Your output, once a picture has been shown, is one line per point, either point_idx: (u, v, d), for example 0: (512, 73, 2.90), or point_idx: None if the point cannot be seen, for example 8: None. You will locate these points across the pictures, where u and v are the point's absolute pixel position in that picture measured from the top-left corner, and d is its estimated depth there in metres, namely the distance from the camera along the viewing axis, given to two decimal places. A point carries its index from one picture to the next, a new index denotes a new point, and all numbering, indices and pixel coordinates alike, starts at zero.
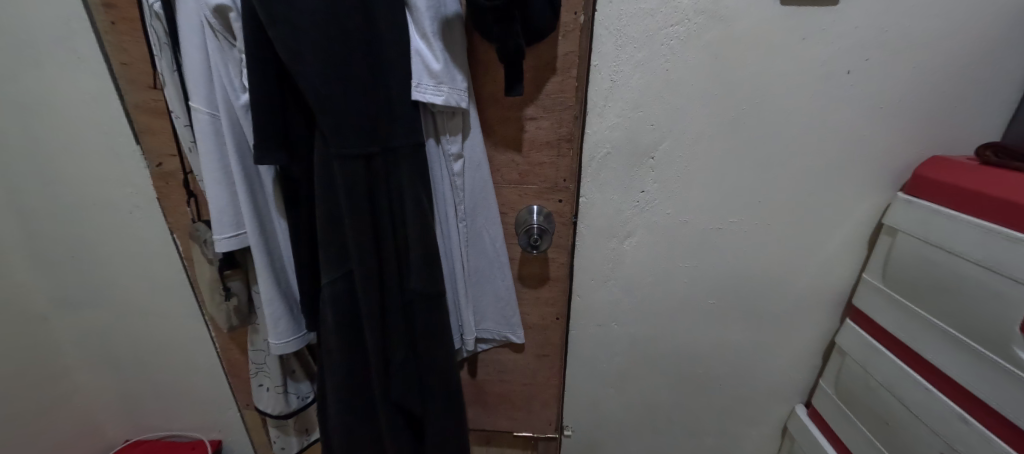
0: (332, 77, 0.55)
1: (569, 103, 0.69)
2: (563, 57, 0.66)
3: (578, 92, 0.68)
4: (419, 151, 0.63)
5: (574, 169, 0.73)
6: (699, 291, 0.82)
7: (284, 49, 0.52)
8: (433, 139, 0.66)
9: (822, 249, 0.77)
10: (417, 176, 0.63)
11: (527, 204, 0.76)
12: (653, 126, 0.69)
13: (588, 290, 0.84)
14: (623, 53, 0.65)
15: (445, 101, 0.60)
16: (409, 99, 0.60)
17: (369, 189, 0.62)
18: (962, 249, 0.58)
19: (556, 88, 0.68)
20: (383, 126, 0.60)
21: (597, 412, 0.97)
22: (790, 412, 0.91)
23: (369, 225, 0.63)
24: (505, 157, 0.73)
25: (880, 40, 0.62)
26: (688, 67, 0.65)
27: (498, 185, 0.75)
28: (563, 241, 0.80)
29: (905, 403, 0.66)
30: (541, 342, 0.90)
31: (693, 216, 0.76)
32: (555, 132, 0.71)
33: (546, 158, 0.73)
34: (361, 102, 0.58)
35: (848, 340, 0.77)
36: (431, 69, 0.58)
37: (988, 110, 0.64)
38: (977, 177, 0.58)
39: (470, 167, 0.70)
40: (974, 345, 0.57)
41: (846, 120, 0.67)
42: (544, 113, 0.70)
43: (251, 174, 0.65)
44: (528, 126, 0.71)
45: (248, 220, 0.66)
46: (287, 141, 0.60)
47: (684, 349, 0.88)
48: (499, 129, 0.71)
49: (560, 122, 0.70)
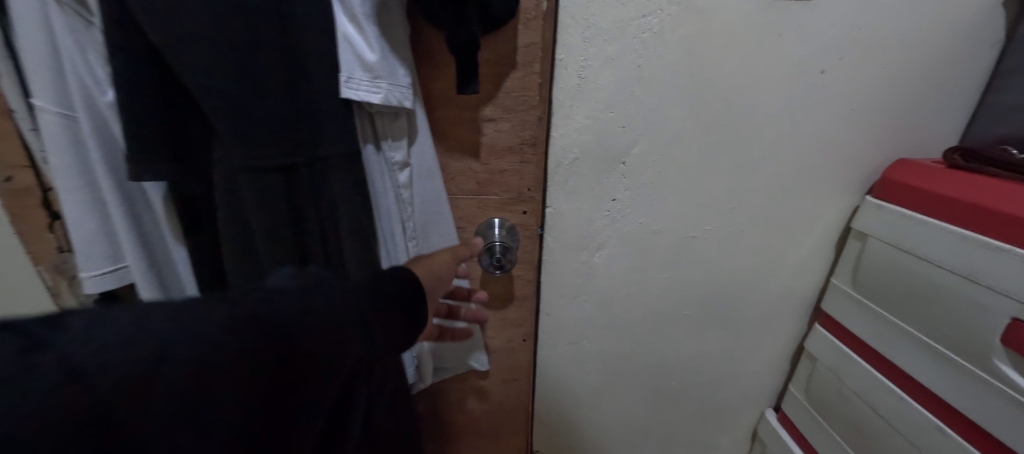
0: (231, 68, 0.42)
1: (532, 102, 0.60)
2: (525, 48, 0.57)
3: (542, 88, 0.59)
4: (351, 163, 0.50)
5: (540, 176, 0.65)
6: (673, 303, 0.78)
7: (157, 31, 0.40)
8: (373, 145, 0.55)
9: (793, 255, 0.74)
10: (353, 194, 0.51)
11: (489, 217, 0.68)
12: (626, 128, 0.62)
13: (557, 308, 0.77)
14: (592, 46, 0.57)
15: (384, 100, 0.48)
16: (338, 97, 0.48)
17: (289, 209, 0.49)
18: (938, 256, 0.57)
19: (518, 84, 0.59)
20: (308, 129, 0.48)
21: (568, 433, 0.91)
22: (761, 416, 0.90)
23: (291, 254, 0.51)
24: (460, 164, 0.64)
25: (854, 40, 0.59)
26: (663, 64, 0.59)
27: (453, 196, 0.66)
28: (529, 256, 0.72)
29: (880, 412, 0.65)
30: (509, 366, 0.82)
31: (667, 225, 0.70)
32: (518, 136, 0.62)
33: (508, 164, 0.64)
34: (272, 99, 0.45)
35: (820, 346, 0.76)
36: (365, 60, 0.46)
37: (949, 113, 0.64)
38: (948, 181, 0.57)
39: (419, 176, 0.59)
40: (952, 355, 0.55)
41: (820, 123, 0.64)
42: (504, 114, 0.61)
43: (131, 191, 0.51)
44: (486, 129, 0.61)
45: (129, 250, 0.52)
46: (179, 151, 0.47)
47: (657, 362, 0.84)
48: (452, 133, 0.61)
49: (522, 124, 0.61)
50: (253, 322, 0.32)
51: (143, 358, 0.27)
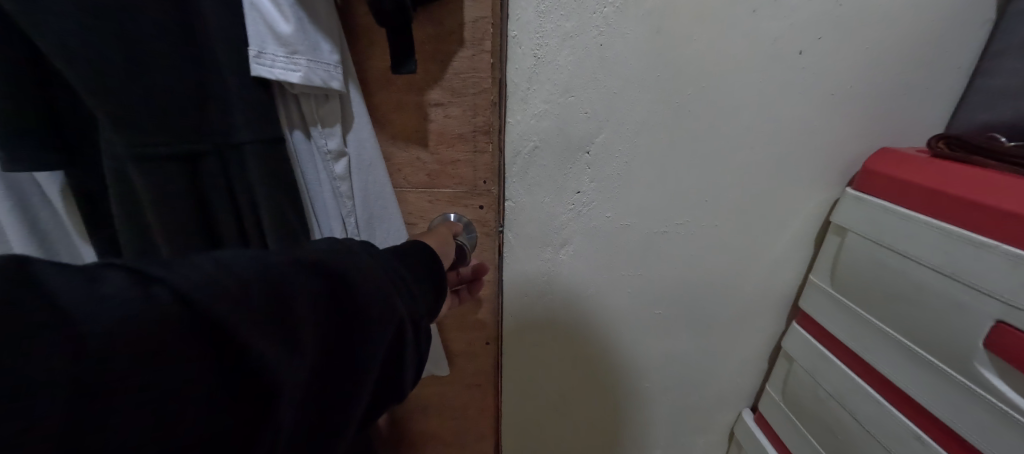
0: (109, 42, 0.39)
1: (482, 85, 0.56)
2: (472, 24, 0.53)
3: (494, 69, 0.56)
4: (267, 150, 0.47)
5: (495, 168, 0.62)
6: (644, 301, 0.73)
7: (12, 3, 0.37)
8: (302, 131, 0.52)
9: (770, 251, 0.70)
10: (269, 185, 0.48)
11: (442, 211, 0.65)
12: (588, 114, 0.58)
13: (521, 308, 0.74)
14: (548, 22, 0.53)
15: (305, 78, 0.44)
16: (245, 79, 0.44)
17: (192, 195, 0.47)
18: (920, 253, 0.53)
19: (466, 65, 0.55)
20: (212, 113, 0.46)
21: (537, 434, 0.88)
22: (737, 416, 0.87)
23: (201, 238, 0.50)
24: (407, 153, 0.61)
25: (835, 17, 0.54)
26: (627, 42, 0.54)
27: (402, 188, 0.64)
28: (489, 253, 0.69)
29: (856, 417, 0.61)
30: (472, 370, 0.81)
31: (636, 219, 0.66)
32: (469, 123, 0.59)
33: (459, 154, 0.61)
34: (161, 79, 0.42)
35: (795, 345, 0.72)
36: (278, 32, 0.42)
37: (936, 99, 0.59)
38: (931, 172, 0.53)
39: (358, 168, 0.56)
40: (932, 359, 0.52)
41: (796, 108, 0.59)
42: (453, 98, 0.57)
43: (23, 195, 0.54)
44: (433, 115, 0.58)
45: (15, 237, 0.55)
46: (54, 127, 0.46)
47: (629, 364, 0.80)
48: (396, 117, 0.58)
49: (473, 108, 0.58)
50: (333, 278, 0.31)
51: (240, 291, 0.26)
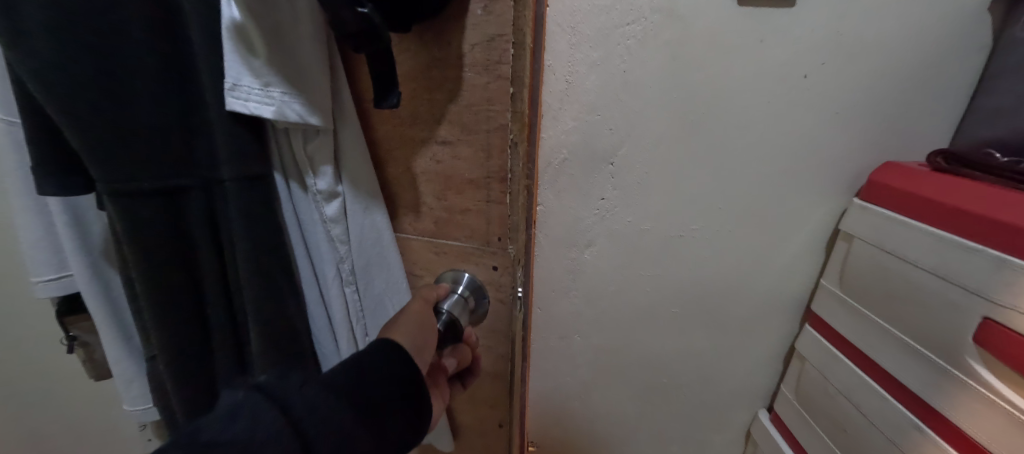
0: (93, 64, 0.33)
1: (498, 122, 0.41)
2: (486, 37, 0.38)
3: (511, 100, 0.40)
4: (246, 193, 0.39)
5: (509, 222, 0.46)
6: (662, 300, 0.80)
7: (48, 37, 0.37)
8: (285, 173, 0.42)
9: (781, 256, 0.75)
10: (249, 239, 0.40)
11: (449, 265, 0.50)
12: (611, 130, 0.67)
13: (549, 302, 0.83)
14: (578, 52, 0.63)
15: (279, 115, 0.35)
16: (222, 111, 0.36)
17: (178, 245, 0.41)
18: (918, 257, 0.58)
19: (478, 94, 0.40)
20: (200, 143, 0.39)
21: (561, 423, 0.96)
22: (753, 417, 0.90)
23: (190, 289, 0.43)
24: (409, 180, 0.47)
25: (835, 44, 0.60)
26: (647, 68, 0.63)
27: (405, 234, 0.50)
28: (500, 325, 0.52)
29: (862, 410, 0.66)
30: None
31: (654, 223, 0.73)
32: (481, 165, 0.44)
33: (471, 201, 0.46)
34: (131, 102, 0.35)
35: (807, 346, 0.77)
36: (251, 60, 0.33)
37: (939, 116, 0.64)
38: (928, 183, 0.58)
39: (354, 213, 0.44)
40: (929, 353, 0.56)
41: (803, 125, 0.66)
42: (461, 134, 0.43)
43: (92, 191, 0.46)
44: (436, 154, 0.44)
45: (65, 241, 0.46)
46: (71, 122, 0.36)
47: (648, 359, 0.86)
48: (388, 136, 0.45)
49: (485, 149, 0.43)
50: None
51: None
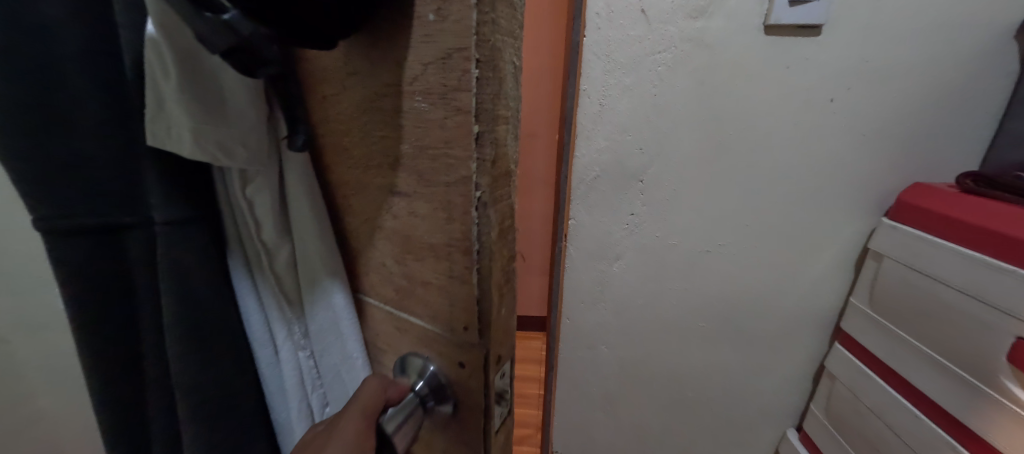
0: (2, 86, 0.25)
1: (458, 171, 0.24)
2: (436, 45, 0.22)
3: (475, 143, 0.23)
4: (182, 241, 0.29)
5: (492, 315, 0.27)
6: (689, 314, 0.82)
7: None
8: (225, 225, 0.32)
9: (809, 274, 0.77)
10: (179, 298, 0.30)
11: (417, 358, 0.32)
12: (641, 150, 0.71)
13: (578, 313, 0.86)
14: (611, 78, 0.68)
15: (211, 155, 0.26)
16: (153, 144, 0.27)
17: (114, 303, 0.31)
18: (947, 275, 0.59)
19: (431, 125, 0.24)
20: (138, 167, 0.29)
21: (586, 434, 0.97)
22: (782, 436, 0.90)
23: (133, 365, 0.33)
24: (363, 240, 0.31)
25: (860, 70, 0.63)
26: (676, 92, 0.67)
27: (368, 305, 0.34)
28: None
29: (894, 429, 0.66)
30: None
31: (681, 239, 0.76)
32: (440, 227, 0.26)
33: (435, 277, 0.28)
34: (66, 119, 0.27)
35: (838, 364, 0.77)
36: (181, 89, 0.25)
37: (968, 140, 0.65)
38: (956, 204, 0.60)
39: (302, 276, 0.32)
40: (959, 370, 0.57)
41: (830, 146, 0.68)
42: (415, 180, 0.26)
43: None
44: (394, 210, 0.28)
45: None
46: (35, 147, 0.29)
47: (675, 372, 0.87)
48: (337, 172, 0.30)
49: (443, 206, 0.25)
50: None
51: None
